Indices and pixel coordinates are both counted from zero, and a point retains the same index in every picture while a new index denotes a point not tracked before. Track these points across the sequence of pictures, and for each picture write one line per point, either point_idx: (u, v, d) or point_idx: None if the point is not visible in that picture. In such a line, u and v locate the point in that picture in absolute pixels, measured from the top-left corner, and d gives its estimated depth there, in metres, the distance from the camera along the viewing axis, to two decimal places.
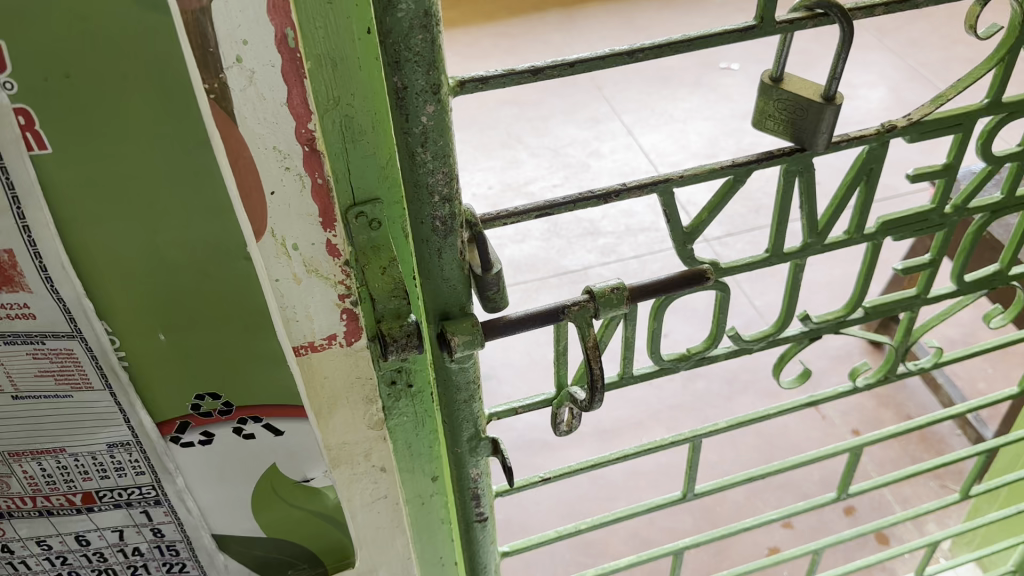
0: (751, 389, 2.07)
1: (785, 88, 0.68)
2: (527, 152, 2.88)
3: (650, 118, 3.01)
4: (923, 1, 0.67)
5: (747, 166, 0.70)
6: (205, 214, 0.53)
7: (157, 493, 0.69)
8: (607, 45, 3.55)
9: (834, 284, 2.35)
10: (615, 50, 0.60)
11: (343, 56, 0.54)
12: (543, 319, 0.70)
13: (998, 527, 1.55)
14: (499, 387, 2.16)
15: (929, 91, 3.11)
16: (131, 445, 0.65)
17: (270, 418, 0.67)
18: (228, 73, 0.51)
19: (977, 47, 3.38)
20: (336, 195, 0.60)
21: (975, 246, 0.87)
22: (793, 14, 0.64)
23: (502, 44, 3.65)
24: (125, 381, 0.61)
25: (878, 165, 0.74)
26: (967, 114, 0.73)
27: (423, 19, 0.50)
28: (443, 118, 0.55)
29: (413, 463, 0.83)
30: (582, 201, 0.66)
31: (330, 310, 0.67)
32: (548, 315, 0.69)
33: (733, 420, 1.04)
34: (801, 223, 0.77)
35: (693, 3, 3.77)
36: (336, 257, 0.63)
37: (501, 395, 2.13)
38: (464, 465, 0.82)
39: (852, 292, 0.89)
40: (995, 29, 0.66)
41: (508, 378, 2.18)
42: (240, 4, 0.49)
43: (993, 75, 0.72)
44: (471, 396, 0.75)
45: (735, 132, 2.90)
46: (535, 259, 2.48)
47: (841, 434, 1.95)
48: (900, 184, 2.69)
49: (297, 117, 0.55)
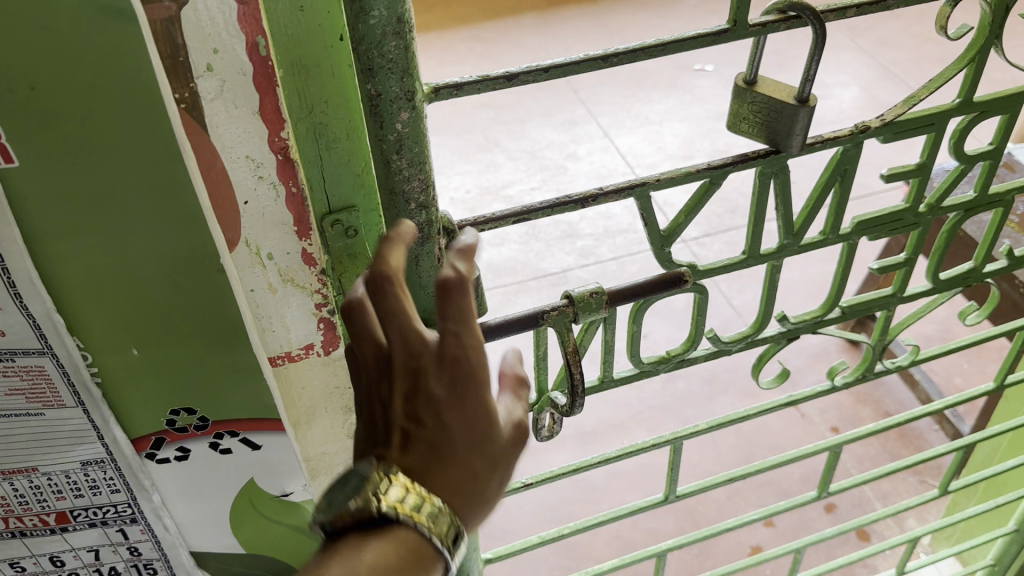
0: (730, 389, 2.08)
1: (758, 91, 0.68)
2: (504, 155, 2.88)
3: (625, 120, 3.02)
4: (895, 3, 0.67)
5: (723, 169, 0.70)
6: (177, 226, 0.52)
7: (133, 511, 0.69)
8: (581, 47, 3.56)
9: (810, 283, 2.37)
10: (589, 55, 0.60)
11: (316, 62, 0.53)
12: (523, 325, 0.69)
13: (978, 522, 1.57)
14: None
15: (901, 90, 3.14)
16: (106, 463, 0.65)
17: (246, 431, 0.66)
18: (199, 82, 0.50)
19: (947, 47, 3.42)
20: (310, 204, 0.59)
21: (950, 244, 0.87)
22: (765, 17, 0.64)
23: (476, 47, 3.64)
24: (97, 397, 0.60)
25: (852, 165, 0.75)
26: (939, 114, 0.73)
27: (396, 25, 0.50)
28: (417, 124, 0.55)
29: None
30: (559, 206, 0.65)
31: (307, 319, 0.66)
32: (527, 321, 0.69)
33: (713, 421, 1.04)
34: (777, 224, 0.77)
35: (667, 5, 3.78)
36: (312, 265, 0.63)
37: None
38: None
39: (829, 292, 0.89)
40: (965, 29, 0.66)
41: None
42: (210, 13, 0.48)
43: (964, 75, 0.72)
44: None
45: (710, 133, 2.92)
46: (514, 263, 2.47)
47: (820, 432, 1.97)
48: (874, 183, 2.72)
49: (269, 125, 0.54)
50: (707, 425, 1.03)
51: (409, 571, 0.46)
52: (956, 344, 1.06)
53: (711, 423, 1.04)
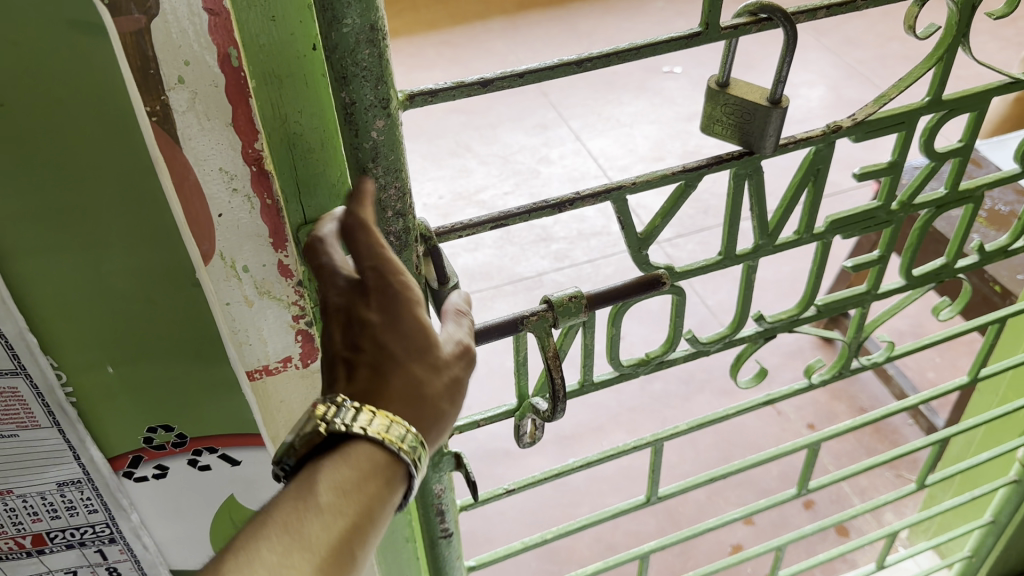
0: (707, 389, 2.10)
1: (731, 93, 0.69)
2: (476, 160, 2.88)
3: (597, 122, 3.03)
4: (864, 3, 0.68)
5: (698, 171, 0.71)
6: (151, 242, 0.52)
7: (111, 531, 0.68)
8: (551, 51, 3.57)
9: (783, 282, 2.39)
10: (564, 60, 0.60)
11: (291, 72, 0.53)
12: (502, 331, 0.69)
13: (954, 514, 1.59)
14: None
15: (867, 89, 3.19)
16: (83, 483, 0.63)
17: (225, 447, 0.65)
18: (170, 94, 0.49)
19: (911, 45, 3.48)
20: (285, 216, 0.59)
21: (922, 241, 0.88)
22: (736, 19, 0.64)
23: (445, 52, 3.64)
24: (73, 416, 0.59)
25: (825, 165, 0.75)
26: (909, 112, 0.74)
27: (369, 33, 0.49)
28: (393, 132, 0.54)
29: None
30: (536, 212, 0.65)
31: (285, 332, 0.65)
32: (507, 327, 0.69)
33: (692, 422, 1.04)
34: (752, 224, 0.77)
35: (634, 8, 3.81)
36: (289, 277, 0.62)
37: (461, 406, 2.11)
38: (427, 482, 0.79)
39: (805, 290, 0.89)
40: (932, 29, 0.67)
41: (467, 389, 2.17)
42: (179, 24, 0.47)
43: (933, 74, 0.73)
44: None
45: (680, 135, 2.94)
46: (489, 267, 2.47)
47: (797, 429, 1.98)
48: (843, 181, 2.75)
49: (242, 136, 0.53)
50: (687, 426, 1.04)
51: (378, 478, 0.48)
52: (929, 339, 1.07)
53: (690, 424, 1.04)
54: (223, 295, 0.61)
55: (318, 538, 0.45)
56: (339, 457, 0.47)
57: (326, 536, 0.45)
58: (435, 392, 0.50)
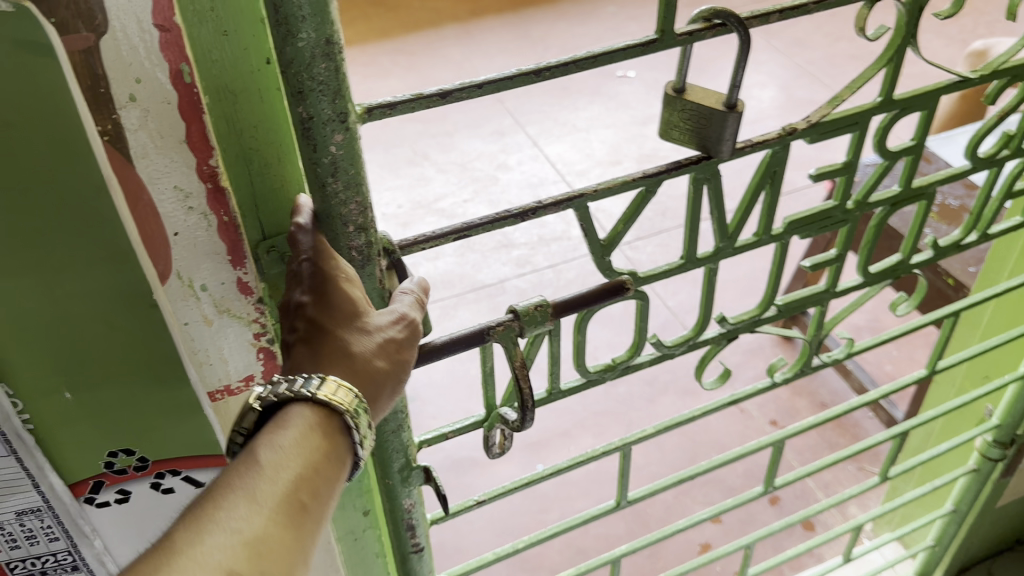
0: (671, 390, 2.11)
1: (688, 98, 0.69)
2: (435, 169, 2.87)
3: (553, 128, 3.04)
4: (816, 7, 0.68)
5: (658, 176, 0.71)
6: (108, 264, 0.50)
7: (74, 558, 0.65)
8: (505, 58, 3.58)
9: (742, 282, 2.42)
10: (522, 70, 0.60)
11: (245, 87, 0.53)
12: (469, 342, 0.68)
13: (916, 505, 1.63)
14: (423, 409, 2.13)
15: (818, 89, 3.24)
16: (43, 512, 0.61)
17: (189, 469, 0.64)
18: (121, 113, 0.48)
19: (859, 44, 3.55)
20: (243, 231, 0.58)
21: (877, 238, 0.90)
22: (691, 25, 0.65)
23: (399, 60, 3.63)
24: (31, 444, 0.57)
25: (781, 168, 0.76)
26: (862, 113, 0.75)
27: (324, 46, 0.49)
28: (351, 146, 0.53)
29: (343, 500, 0.79)
30: (499, 222, 0.65)
31: (246, 351, 0.64)
32: (474, 338, 0.68)
33: (659, 425, 1.05)
34: (712, 227, 0.78)
35: (587, 14, 3.83)
36: (249, 294, 0.61)
37: (427, 417, 2.11)
38: (396, 497, 0.78)
39: (765, 290, 0.90)
40: (882, 30, 0.68)
41: (432, 399, 2.16)
42: (130, 41, 0.46)
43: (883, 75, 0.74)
44: (400, 426, 0.72)
45: (636, 138, 2.96)
46: (450, 276, 2.46)
47: (760, 426, 2.01)
48: (797, 180, 2.79)
49: (197, 152, 0.52)
50: (653, 429, 1.04)
51: (322, 434, 0.52)
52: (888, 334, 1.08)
53: (657, 427, 1.04)
54: (184, 316, 0.59)
55: (268, 488, 0.48)
56: (278, 421, 0.52)
57: (275, 483, 0.48)
58: (367, 353, 0.55)
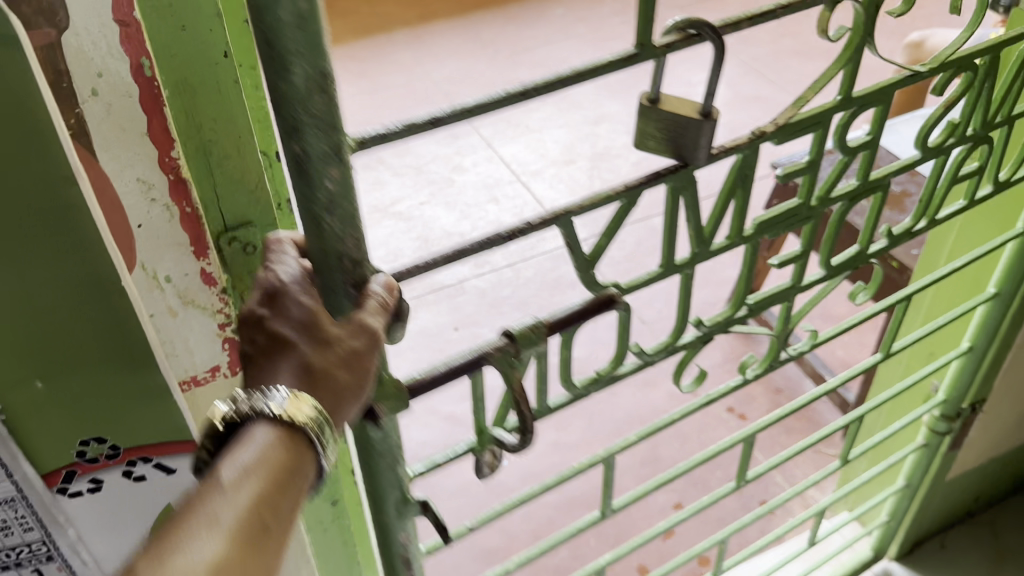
0: (631, 382, 2.15)
1: (664, 109, 0.67)
2: (390, 171, 2.88)
3: (507, 128, 3.07)
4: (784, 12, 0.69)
5: (636, 189, 0.71)
6: (76, 253, 0.51)
7: (49, 548, 0.66)
8: (456, 60, 3.59)
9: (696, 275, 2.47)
10: (510, 91, 0.60)
11: (205, 81, 0.54)
12: (464, 369, 0.67)
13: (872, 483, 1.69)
14: None
15: (763, 86, 3.32)
16: (17, 502, 0.61)
17: (160, 456, 0.65)
18: (84, 106, 0.50)
19: (802, 41, 3.64)
20: (206, 222, 0.60)
21: (838, 234, 0.94)
22: (668, 36, 0.64)
23: (350, 65, 3.63)
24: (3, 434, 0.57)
25: (752, 171, 0.78)
26: (823, 112, 0.79)
27: (320, 82, 0.46)
28: (347, 182, 0.51)
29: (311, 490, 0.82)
30: (490, 243, 0.65)
31: (212, 342, 0.66)
32: (468, 365, 0.67)
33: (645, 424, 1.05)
34: (688, 232, 0.79)
35: (536, 16, 3.87)
36: (213, 285, 0.63)
37: None
38: (390, 525, 0.77)
39: (735, 291, 0.93)
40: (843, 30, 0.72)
41: None
42: (91, 37, 0.48)
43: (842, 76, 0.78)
44: (393, 457, 0.71)
45: (589, 137, 3.00)
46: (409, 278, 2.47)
47: (719, 415, 2.06)
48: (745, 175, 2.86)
49: (159, 145, 0.54)
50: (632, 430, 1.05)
51: (286, 457, 0.47)
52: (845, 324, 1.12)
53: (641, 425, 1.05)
54: (149, 309, 0.61)
55: (227, 513, 0.44)
56: (239, 438, 0.47)
57: (235, 506, 0.44)
58: (332, 364, 0.50)
